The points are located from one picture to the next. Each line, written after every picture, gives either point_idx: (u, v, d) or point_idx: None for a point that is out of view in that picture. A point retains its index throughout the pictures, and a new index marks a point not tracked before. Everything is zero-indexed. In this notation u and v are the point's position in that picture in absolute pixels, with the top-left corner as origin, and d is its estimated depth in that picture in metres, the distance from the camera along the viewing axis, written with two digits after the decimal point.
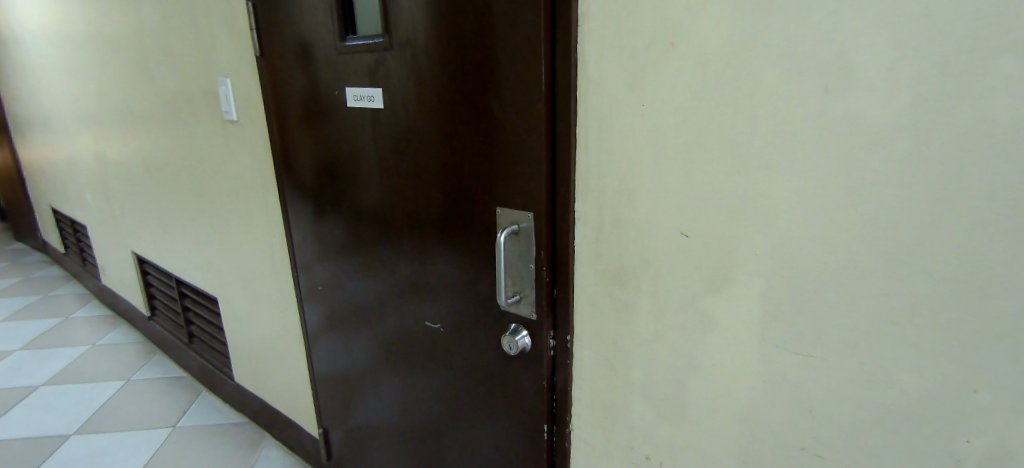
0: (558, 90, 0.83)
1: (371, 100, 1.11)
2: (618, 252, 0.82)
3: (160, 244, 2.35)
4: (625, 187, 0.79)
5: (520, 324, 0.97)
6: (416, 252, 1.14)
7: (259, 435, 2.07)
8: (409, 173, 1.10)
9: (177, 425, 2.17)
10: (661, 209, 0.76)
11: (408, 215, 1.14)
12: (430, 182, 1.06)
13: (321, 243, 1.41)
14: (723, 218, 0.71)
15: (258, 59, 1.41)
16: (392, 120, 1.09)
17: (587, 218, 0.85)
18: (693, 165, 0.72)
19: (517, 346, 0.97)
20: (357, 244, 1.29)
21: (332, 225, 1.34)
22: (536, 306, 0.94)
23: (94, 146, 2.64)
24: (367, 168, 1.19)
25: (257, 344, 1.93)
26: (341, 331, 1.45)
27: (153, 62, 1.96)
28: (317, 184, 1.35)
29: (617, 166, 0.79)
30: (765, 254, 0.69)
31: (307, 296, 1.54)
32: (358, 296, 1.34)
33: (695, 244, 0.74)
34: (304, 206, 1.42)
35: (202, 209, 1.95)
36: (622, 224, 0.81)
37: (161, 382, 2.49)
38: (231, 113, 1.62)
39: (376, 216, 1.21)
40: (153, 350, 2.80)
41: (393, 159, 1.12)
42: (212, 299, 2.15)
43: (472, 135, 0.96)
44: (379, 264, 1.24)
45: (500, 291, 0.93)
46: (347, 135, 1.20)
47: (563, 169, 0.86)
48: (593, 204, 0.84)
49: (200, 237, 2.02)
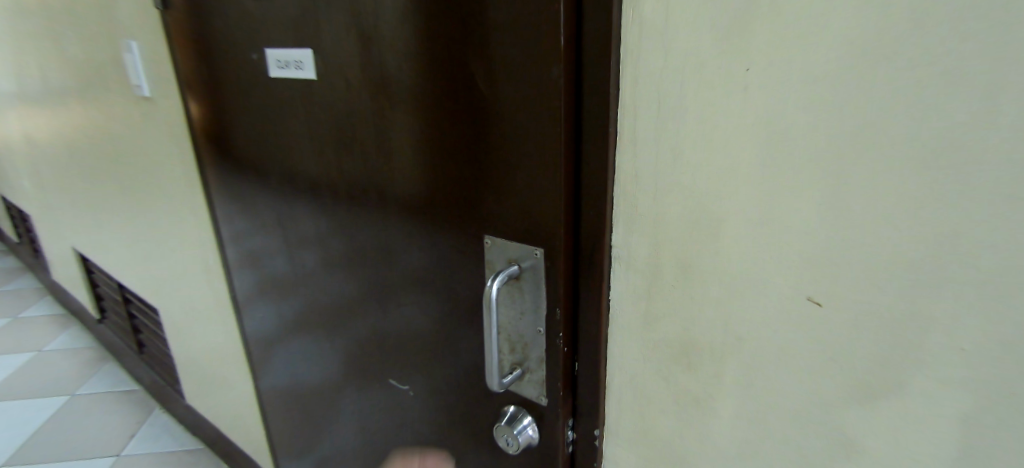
0: (584, 46, 0.48)
1: (301, 67, 0.76)
2: (681, 317, 0.50)
3: (95, 242, 2.01)
4: (704, 214, 0.45)
5: (521, 406, 0.64)
6: (369, 286, 0.80)
7: (214, 466, 1.78)
8: (355, 174, 0.74)
9: (123, 453, 1.88)
10: (767, 255, 0.43)
11: (357, 234, 0.78)
12: (386, 196, 0.71)
13: (256, 264, 1.07)
14: (902, 282, 0.38)
15: (164, 13, 1.04)
16: (330, 98, 0.73)
17: (630, 259, 0.51)
18: (849, 183, 0.38)
19: (519, 442, 0.63)
20: (298, 265, 0.95)
21: (267, 236, 1.00)
22: (547, 387, 0.61)
23: (19, 126, 2.26)
24: (302, 163, 0.84)
25: (201, 368, 1.62)
26: (290, 369, 1.12)
27: (60, 23, 1.58)
28: (246, 182, 1.00)
29: (688, 177, 0.45)
30: (982, 356, 0.37)
31: (248, 326, 1.21)
32: (305, 330, 1.01)
33: (836, 320, 0.42)
34: (234, 213, 1.07)
35: (129, 204, 1.60)
36: (693, 273, 0.48)
37: (110, 397, 2.19)
38: (142, 86, 1.24)
39: (317, 229, 0.87)
40: (105, 356, 2.49)
41: (334, 153, 0.77)
42: (153, 309, 1.82)
43: (442, 126, 0.59)
44: (327, 296, 0.90)
45: (491, 373, 0.58)
46: (277, 118, 0.86)
47: (596, 180, 0.51)
48: (643, 235, 0.50)
49: (131, 237, 1.68)
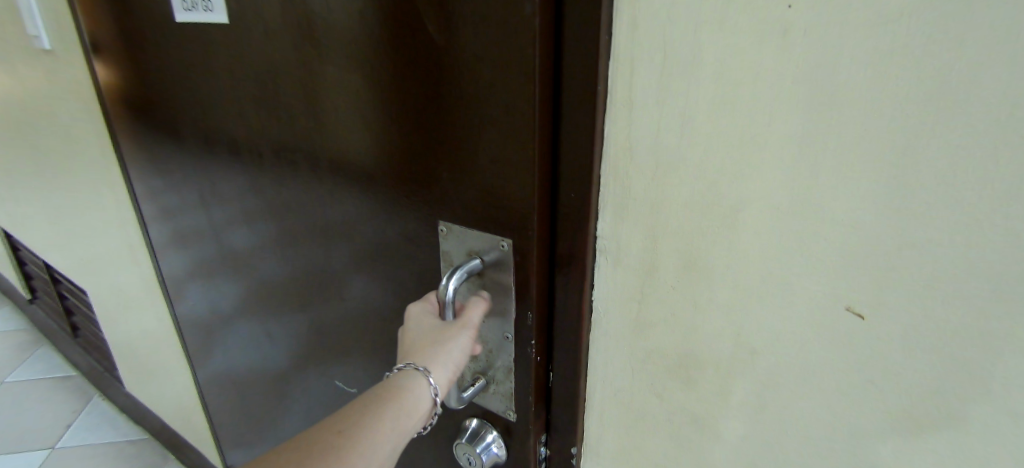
0: None
1: (212, 10, 0.62)
2: (680, 327, 0.41)
3: (13, 216, 1.79)
4: (715, 198, 0.36)
5: (484, 419, 0.55)
6: (310, 275, 0.69)
7: (160, 458, 1.65)
8: (286, 143, 0.62)
9: (57, 446, 1.73)
10: (796, 256, 0.34)
11: (291, 215, 0.66)
12: (322, 174, 0.59)
13: (185, 247, 0.94)
14: (976, 298, 0.29)
15: None
16: (251, 53, 0.60)
17: (618, 252, 0.42)
18: (917, 167, 0.29)
19: (482, 460, 0.54)
20: (230, 249, 0.82)
21: (194, 215, 0.87)
22: (516, 399, 0.51)
23: None
24: (225, 129, 0.71)
25: (136, 356, 1.47)
26: (230, 363, 1.00)
27: None
28: (164, 152, 0.86)
29: (693, 152, 0.35)
30: None
31: (182, 315, 1.07)
32: (243, 322, 0.89)
33: (881, 335, 0.33)
34: (155, 188, 0.93)
35: (43, 175, 1.41)
36: (698, 271, 0.38)
37: (43, 384, 2.02)
38: (40, 36, 1.05)
39: (247, 208, 0.74)
40: (38, 339, 2.30)
41: (260, 117, 0.64)
42: (83, 291, 1.65)
43: (384, 89, 0.48)
44: (265, 285, 0.78)
45: (450, 388, 0.48)
46: (192, 75, 0.72)
47: (578, 159, 0.41)
48: (635, 222, 0.40)
49: (48, 212, 1.49)
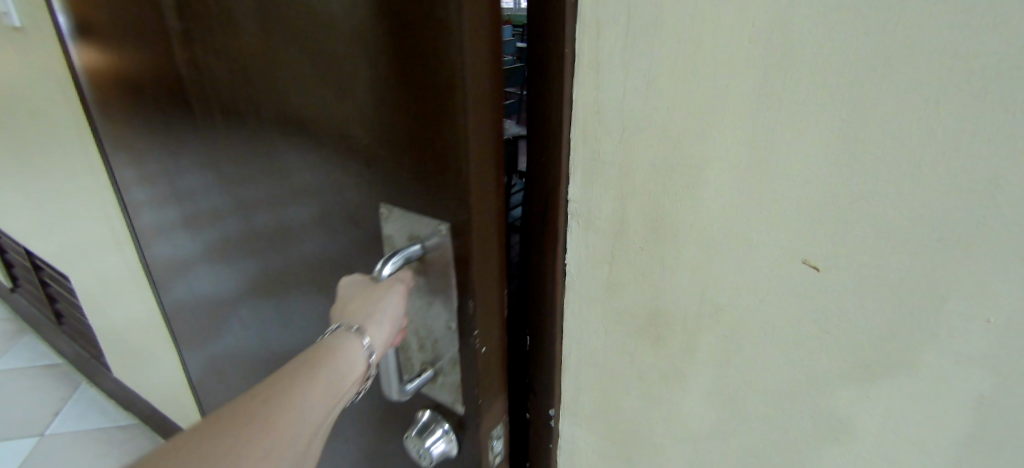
0: None
1: None
2: (650, 287, 0.42)
3: None
4: (682, 159, 0.37)
5: (435, 413, 0.54)
6: (269, 261, 0.67)
7: (150, 443, 1.66)
8: (236, 123, 0.59)
9: (46, 433, 1.73)
10: (758, 214, 0.35)
11: (248, 199, 0.64)
12: (273, 154, 0.56)
13: (153, 232, 0.92)
14: (924, 250, 0.31)
15: None
16: (199, 25, 0.57)
17: (589, 216, 0.43)
18: (871, 122, 0.30)
19: (434, 455, 0.53)
20: (194, 233, 0.80)
21: (156, 200, 0.84)
22: (464, 389, 0.51)
23: None
24: (178, 109, 0.68)
25: (122, 342, 1.46)
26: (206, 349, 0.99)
27: None
28: (122, 135, 0.83)
29: (660, 113, 0.36)
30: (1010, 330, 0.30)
31: (161, 299, 1.07)
32: (212, 309, 0.87)
33: (836, 287, 0.34)
34: (118, 171, 0.90)
35: (18, 160, 1.38)
36: (666, 231, 0.39)
37: (29, 373, 2.00)
38: (11, 15, 1.03)
39: (206, 192, 0.72)
40: (22, 328, 2.27)
41: (209, 95, 0.61)
42: (65, 278, 1.63)
43: (340, 70, 0.44)
44: (229, 271, 0.76)
45: (407, 360, 0.48)
46: (141, 52, 0.69)
47: (547, 123, 0.41)
48: (606, 186, 0.41)
49: (26, 197, 1.46)
